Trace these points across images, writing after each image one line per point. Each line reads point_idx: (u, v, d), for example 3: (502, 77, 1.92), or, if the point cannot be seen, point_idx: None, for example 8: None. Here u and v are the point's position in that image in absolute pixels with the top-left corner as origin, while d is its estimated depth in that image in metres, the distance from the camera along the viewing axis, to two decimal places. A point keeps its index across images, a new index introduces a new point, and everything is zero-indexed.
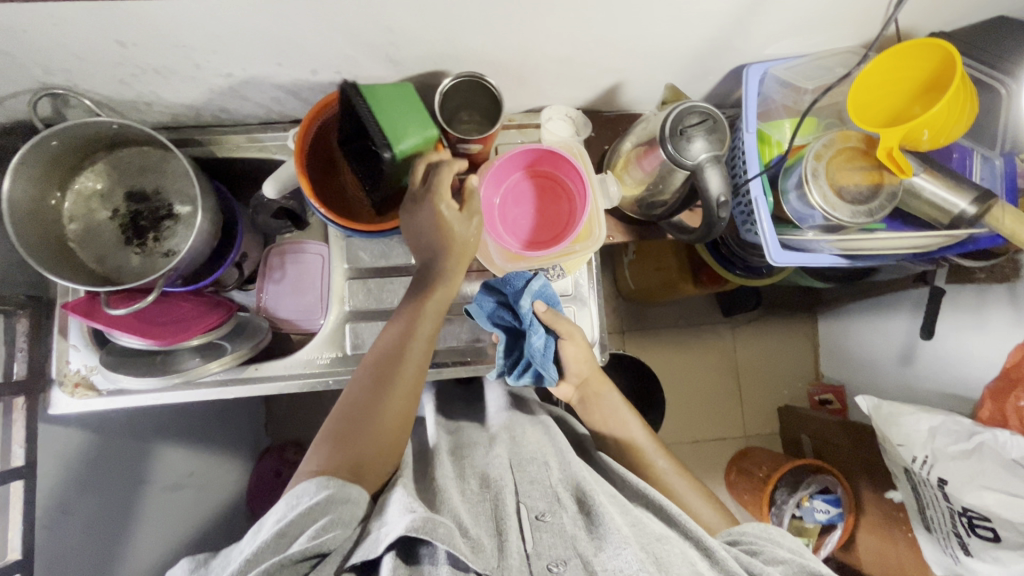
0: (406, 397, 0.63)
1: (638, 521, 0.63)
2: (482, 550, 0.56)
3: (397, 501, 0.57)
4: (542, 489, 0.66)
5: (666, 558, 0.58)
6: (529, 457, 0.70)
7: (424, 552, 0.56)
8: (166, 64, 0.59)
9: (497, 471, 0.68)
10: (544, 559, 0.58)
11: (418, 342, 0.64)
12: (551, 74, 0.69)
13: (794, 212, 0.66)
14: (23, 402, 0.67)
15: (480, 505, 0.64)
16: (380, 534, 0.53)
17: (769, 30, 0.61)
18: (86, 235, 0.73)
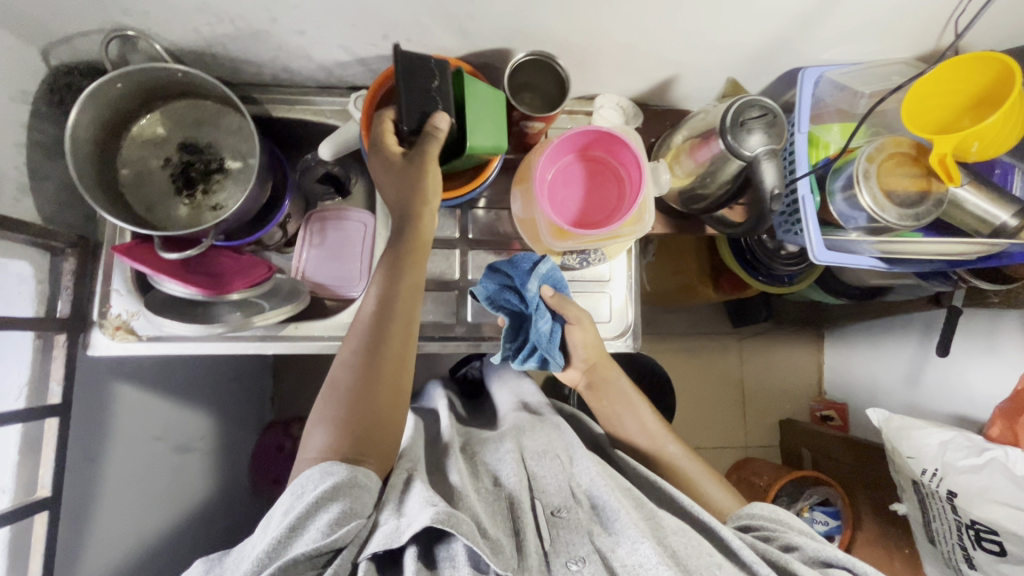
0: (397, 352, 0.62)
1: (653, 514, 0.64)
2: (503, 547, 0.56)
3: (418, 495, 0.56)
4: (558, 486, 0.67)
5: (682, 548, 0.59)
6: (542, 451, 0.71)
7: (446, 550, 0.55)
8: (245, 16, 0.60)
9: (512, 468, 0.68)
10: (563, 557, 0.59)
11: (407, 293, 0.63)
12: (612, 61, 0.71)
13: (839, 213, 0.68)
14: (64, 340, 0.68)
15: (498, 500, 0.65)
16: (402, 525, 0.53)
17: (833, 33, 0.63)
18: (137, 181, 0.73)
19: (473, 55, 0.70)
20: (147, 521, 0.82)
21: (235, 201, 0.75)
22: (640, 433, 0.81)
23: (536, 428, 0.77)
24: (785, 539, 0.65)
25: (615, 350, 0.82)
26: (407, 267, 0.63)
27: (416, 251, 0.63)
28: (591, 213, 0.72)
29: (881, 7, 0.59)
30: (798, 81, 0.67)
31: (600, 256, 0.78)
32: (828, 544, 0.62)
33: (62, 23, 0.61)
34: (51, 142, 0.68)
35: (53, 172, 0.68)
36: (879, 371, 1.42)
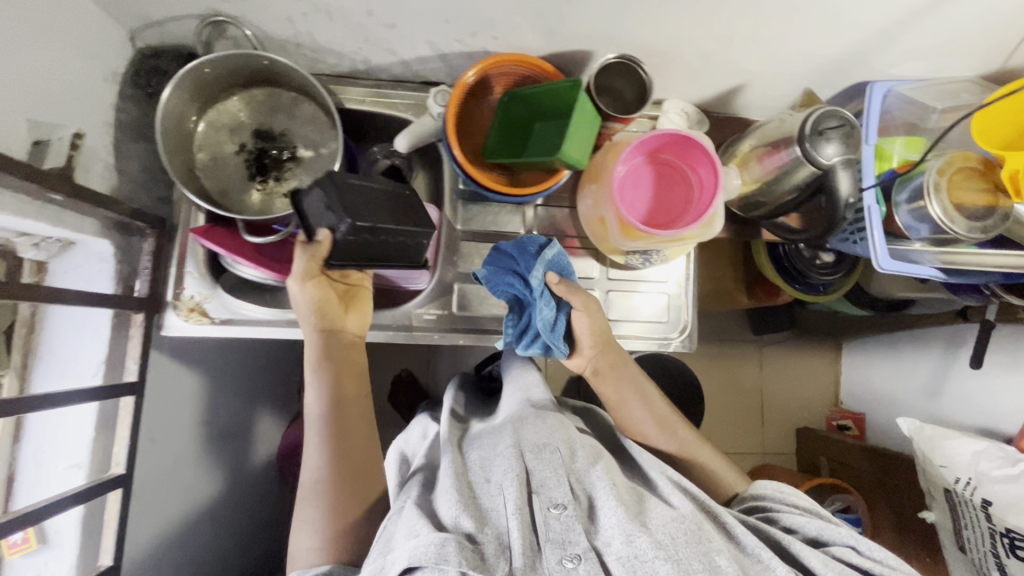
0: (360, 437, 0.69)
1: (649, 508, 0.58)
2: (489, 558, 0.51)
3: (402, 524, 0.55)
4: (556, 478, 0.60)
5: (678, 538, 0.54)
6: (541, 444, 0.64)
7: (427, 572, 0.50)
8: (340, 7, 0.62)
9: (503, 462, 0.62)
10: (560, 552, 0.53)
11: (352, 381, 0.71)
12: (686, 67, 0.73)
13: (905, 224, 0.70)
14: (140, 319, 0.69)
15: (486, 501, 0.58)
16: (386, 562, 0.51)
17: (908, 48, 0.65)
18: (212, 165, 0.74)
19: (552, 56, 0.71)
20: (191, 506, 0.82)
21: (306, 189, 0.76)
22: (650, 420, 0.77)
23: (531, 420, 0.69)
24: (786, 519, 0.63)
25: (672, 349, 0.83)
26: (344, 358, 0.71)
27: (347, 342, 0.72)
28: (658, 216, 0.74)
29: (959, 26, 0.61)
30: (867, 94, 0.69)
31: (661, 257, 0.78)
32: (830, 523, 0.60)
33: (159, 7, 0.61)
34: (132, 124, 0.69)
35: (134, 153, 0.69)
36: (895, 381, 1.43)
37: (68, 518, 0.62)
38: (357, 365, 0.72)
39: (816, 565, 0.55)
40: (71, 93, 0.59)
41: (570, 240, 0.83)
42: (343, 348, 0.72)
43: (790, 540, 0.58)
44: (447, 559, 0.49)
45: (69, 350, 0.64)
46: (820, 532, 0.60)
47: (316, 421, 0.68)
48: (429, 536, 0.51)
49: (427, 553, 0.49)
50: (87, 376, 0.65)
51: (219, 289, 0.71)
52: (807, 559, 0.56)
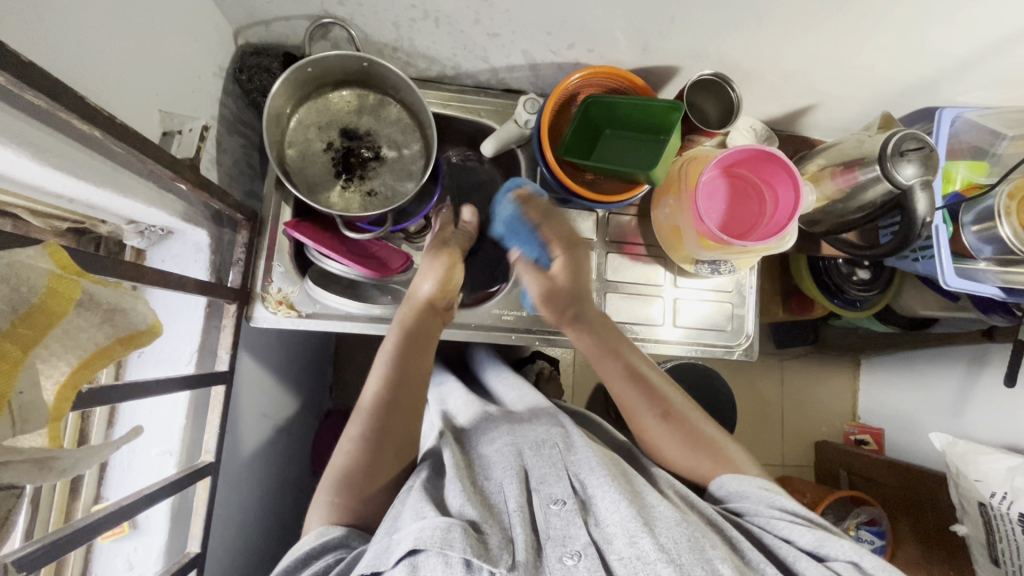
0: (404, 427, 0.67)
1: (651, 505, 0.57)
2: (494, 549, 0.52)
3: (410, 508, 0.57)
4: (557, 475, 0.61)
5: (680, 542, 0.52)
6: (541, 440, 0.66)
7: (430, 557, 0.51)
8: (452, 15, 0.64)
9: (505, 462, 0.63)
10: (560, 548, 0.54)
11: (408, 377, 0.68)
12: (763, 85, 0.76)
13: (970, 244, 0.73)
14: (234, 310, 0.69)
15: (491, 497, 0.60)
16: (392, 545, 0.53)
17: (980, 77, 0.69)
18: (301, 162, 0.75)
19: (639, 70, 0.74)
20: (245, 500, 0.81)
21: (390, 190, 0.77)
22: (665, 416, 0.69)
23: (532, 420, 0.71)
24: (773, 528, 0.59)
25: (736, 356, 0.86)
26: (415, 353, 0.69)
27: (422, 336, 0.70)
28: (733, 227, 0.76)
29: None
30: (935, 119, 0.73)
31: (731, 268, 0.81)
32: (828, 533, 0.56)
33: (274, 6, 0.64)
34: (230, 117, 0.71)
35: (230, 146, 0.71)
36: (918, 395, 1.45)
37: (158, 506, 0.63)
38: (425, 361, 0.70)
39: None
40: (189, 87, 0.61)
41: (639, 247, 0.85)
42: (417, 336, 0.70)
43: (788, 552, 0.55)
44: (452, 545, 0.50)
45: (164, 339, 0.64)
46: (817, 544, 0.55)
47: (361, 415, 0.66)
48: (436, 519, 0.53)
49: (433, 536, 0.50)
50: (181, 364, 0.65)
51: (306, 282, 0.74)
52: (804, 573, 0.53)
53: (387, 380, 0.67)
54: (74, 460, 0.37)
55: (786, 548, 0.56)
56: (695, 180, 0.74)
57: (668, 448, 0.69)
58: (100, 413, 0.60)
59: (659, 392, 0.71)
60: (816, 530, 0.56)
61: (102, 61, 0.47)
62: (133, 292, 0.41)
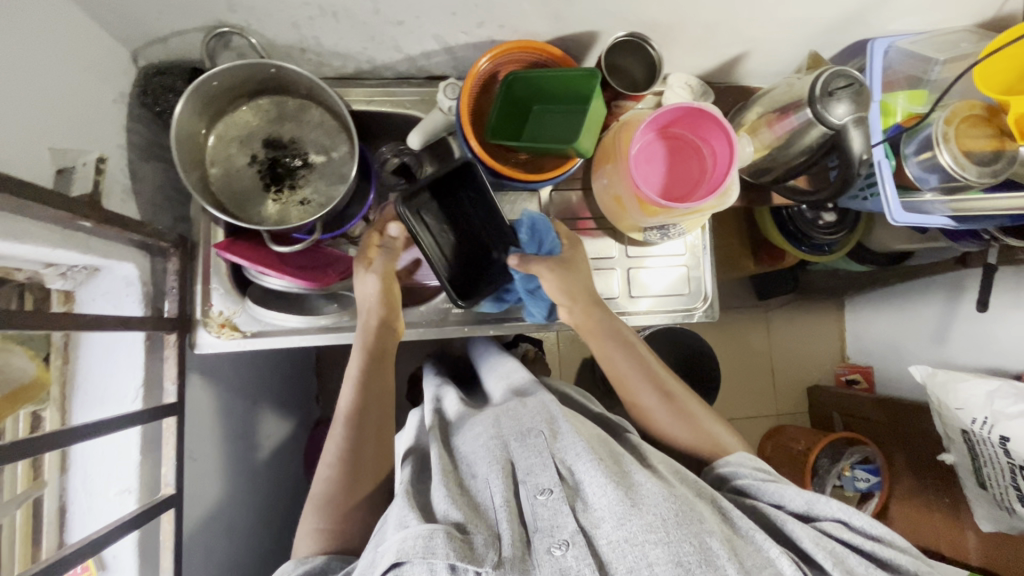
0: (381, 444, 0.67)
1: (638, 483, 0.57)
2: (479, 547, 0.52)
3: (394, 517, 0.56)
4: (543, 462, 0.60)
5: (668, 519, 0.52)
6: (527, 429, 0.64)
7: (415, 566, 0.51)
8: (349, 8, 0.61)
9: (487, 455, 0.62)
10: (547, 538, 0.53)
11: (378, 402, 0.69)
12: (689, 40, 0.73)
13: (914, 175, 0.72)
14: (174, 339, 0.68)
15: (475, 494, 0.59)
16: (378, 555, 0.52)
17: (907, 2, 0.67)
18: (226, 179, 0.73)
19: (559, 39, 0.71)
20: (219, 524, 0.81)
21: (323, 196, 0.75)
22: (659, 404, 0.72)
23: (512, 408, 0.70)
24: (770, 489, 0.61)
25: (697, 319, 0.85)
26: (376, 373, 0.69)
27: (383, 354, 0.71)
28: (674, 188, 0.75)
29: None
30: (868, 52, 0.71)
31: (679, 231, 0.78)
32: (817, 494, 0.57)
33: (163, 22, 0.61)
34: (144, 144, 0.69)
35: (148, 174, 0.69)
36: (902, 330, 1.45)
37: (124, 543, 0.62)
38: (388, 377, 0.71)
39: (802, 538, 0.54)
40: (84, 120, 0.59)
41: (586, 221, 0.84)
42: (373, 360, 0.70)
43: (781, 517, 0.56)
44: (434, 553, 0.49)
45: (107, 376, 0.64)
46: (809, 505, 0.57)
47: (339, 424, 0.67)
48: (419, 528, 0.52)
49: (415, 546, 0.50)
50: (128, 402, 0.64)
51: (246, 302, 0.72)
52: (794, 535, 0.55)
53: (358, 396, 0.68)
54: None
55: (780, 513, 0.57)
56: (627, 147, 0.72)
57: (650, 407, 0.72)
58: (51, 459, 0.60)
59: (659, 375, 0.72)
60: (807, 493, 0.58)
61: None
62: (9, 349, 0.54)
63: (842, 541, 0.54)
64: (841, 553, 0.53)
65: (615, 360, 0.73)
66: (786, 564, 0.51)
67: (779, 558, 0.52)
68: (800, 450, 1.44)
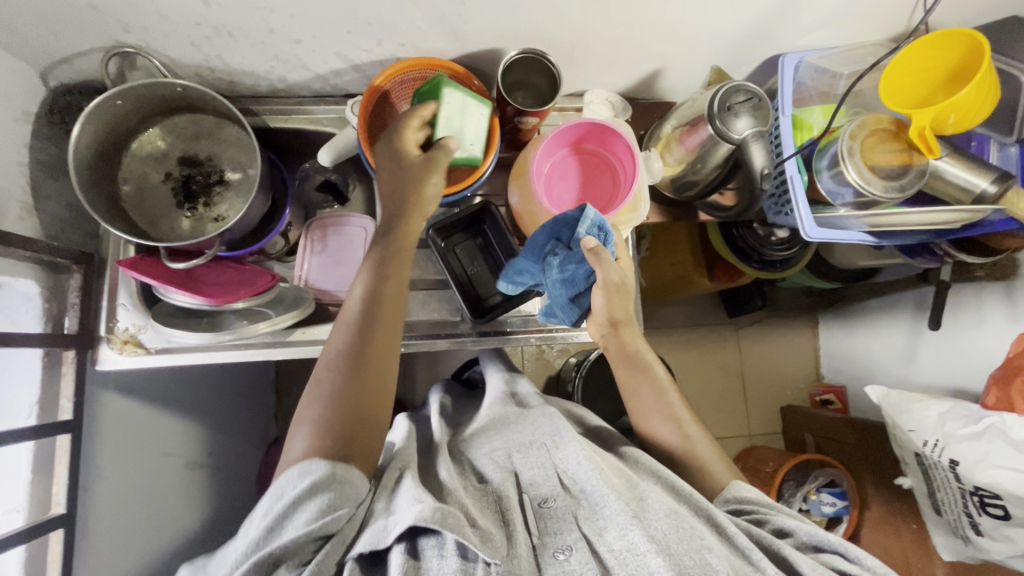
0: (378, 380, 0.60)
1: (644, 495, 0.56)
2: (493, 542, 0.52)
3: (406, 492, 0.55)
4: (545, 473, 0.61)
5: (669, 533, 0.51)
6: (529, 440, 0.65)
7: (431, 546, 0.52)
8: (242, 27, 0.62)
9: (496, 469, 0.63)
10: (550, 548, 0.54)
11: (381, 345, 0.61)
12: (599, 57, 0.73)
13: (828, 190, 0.70)
14: (72, 356, 0.68)
15: (486, 496, 0.60)
16: (388, 524, 0.52)
17: (809, 17, 0.66)
18: (138, 196, 0.74)
19: (466, 56, 0.72)
20: None
21: (236, 212, 0.76)
22: (659, 418, 0.73)
23: (522, 418, 0.70)
24: (778, 522, 0.60)
25: None
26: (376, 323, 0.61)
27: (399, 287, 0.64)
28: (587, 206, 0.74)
29: None
30: (779, 67, 0.70)
31: None
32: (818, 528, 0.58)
33: (61, 41, 0.62)
34: (52, 161, 0.69)
35: (55, 191, 0.69)
36: (872, 348, 1.41)
37: None
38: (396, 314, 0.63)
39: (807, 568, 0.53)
40: None
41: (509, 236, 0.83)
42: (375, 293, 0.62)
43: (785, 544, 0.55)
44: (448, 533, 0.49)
45: None
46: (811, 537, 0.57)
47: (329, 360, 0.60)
48: (435, 505, 0.51)
49: (426, 525, 0.49)
50: (18, 419, 0.62)
51: (152, 319, 0.72)
52: (799, 562, 0.53)
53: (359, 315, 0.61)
54: None
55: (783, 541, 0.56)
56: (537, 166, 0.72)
57: (653, 423, 0.73)
58: None
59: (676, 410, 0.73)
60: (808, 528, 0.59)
61: None
62: None
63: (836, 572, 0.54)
64: None
65: (629, 378, 0.74)
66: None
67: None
68: (766, 471, 1.40)
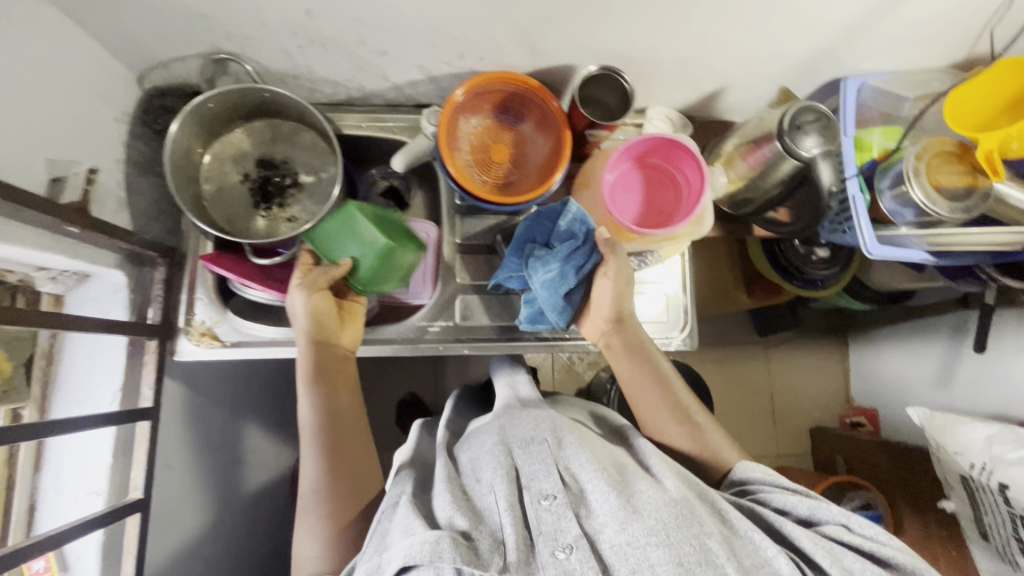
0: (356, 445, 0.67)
1: (638, 489, 0.56)
2: (484, 552, 0.51)
3: (399, 524, 0.55)
4: (546, 468, 0.58)
5: (669, 521, 0.52)
6: (529, 438, 0.63)
7: (423, 571, 0.50)
8: (335, 38, 0.65)
9: (493, 459, 0.60)
10: (551, 538, 0.52)
11: (342, 414, 0.68)
12: (665, 75, 0.76)
13: (890, 210, 0.72)
14: (154, 344, 0.70)
15: (479, 500, 0.57)
16: (382, 560, 0.52)
17: (875, 42, 0.69)
18: (218, 196, 0.77)
19: (539, 71, 0.75)
20: None
21: (308, 214, 0.78)
22: (670, 417, 0.72)
23: (524, 416, 0.69)
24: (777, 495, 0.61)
25: (675, 347, 0.85)
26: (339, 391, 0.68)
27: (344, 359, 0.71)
28: (651, 216, 0.76)
29: (918, 20, 0.65)
30: (842, 90, 0.73)
31: (657, 258, 0.80)
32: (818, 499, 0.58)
33: (164, 47, 0.66)
34: (142, 160, 0.73)
35: (144, 188, 0.73)
36: (906, 371, 1.41)
37: (89, 545, 0.63)
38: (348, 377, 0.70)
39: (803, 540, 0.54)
40: (86, 134, 0.63)
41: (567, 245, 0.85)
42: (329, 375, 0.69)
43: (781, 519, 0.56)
44: (441, 557, 0.49)
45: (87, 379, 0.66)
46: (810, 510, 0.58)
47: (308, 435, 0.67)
48: (425, 533, 0.52)
49: (422, 551, 0.50)
50: (104, 405, 0.66)
51: (229, 313, 0.74)
52: (796, 536, 0.54)
53: (318, 400, 0.67)
54: None
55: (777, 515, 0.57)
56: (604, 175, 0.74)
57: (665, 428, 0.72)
58: (26, 450, 0.61)
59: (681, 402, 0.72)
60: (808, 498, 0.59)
61: None
62: None
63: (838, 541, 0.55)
64: (838, 552, 0.53)
65: (635, 376, 0.73)
66: (783, 562, 0.51)
67: (777, 557, 0.52)
68: None
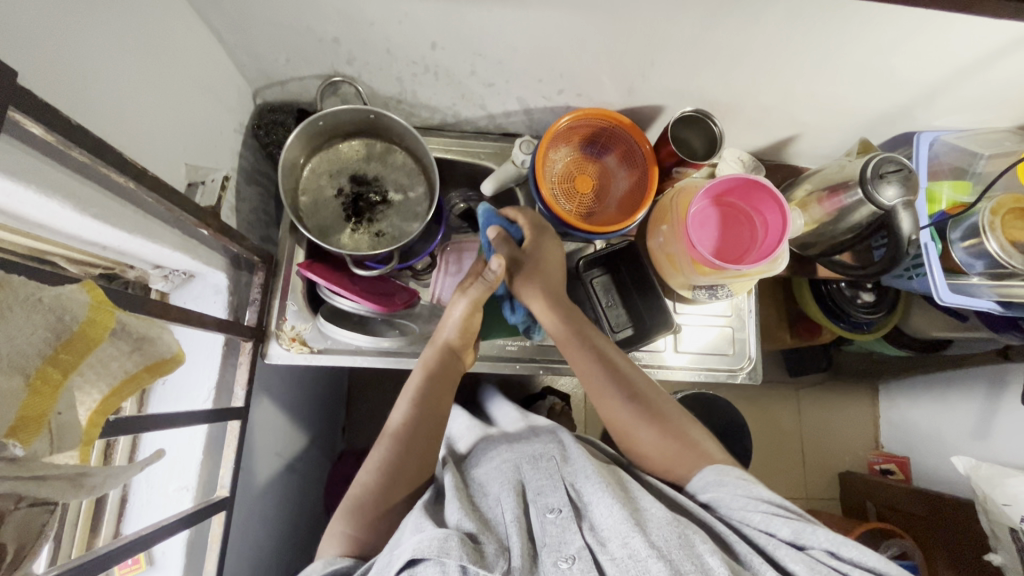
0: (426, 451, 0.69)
1: (642, 506, 0.57)
2: (489, 556, 0.52)
3: (410, 525, 0.57)
4: (553, 484, 0.61)
5: (670, 540, 0.51)
6: (539, 454, 0.66)
7: (429, 567, 0.50)
8: (450, 68, 0.70)
9: (502, 477, 0.64)
10: (557, 553, 0.54)
11: (432, 424, 0.70)
12: (746, 119, 0.81)
13: (961, 260, 0.75)
14: (250, 347, 0.73)
15: (487, 512, 0.60)
16: (392, 557, 0.53)
17: (951, 102, 0.73)
18: (313, 207, 0.80)
19: (628, 109, 0.79)
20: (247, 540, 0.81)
21: (397, 230, 0.82)
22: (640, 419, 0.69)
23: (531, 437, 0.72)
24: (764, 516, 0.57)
25: (740, 380, 0.87)
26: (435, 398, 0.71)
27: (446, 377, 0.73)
28: (725, 253, 0.79)
29: (997, 85, 0.69)
30: (914, 143, 0.76)
31: (728, 292, 0.81)
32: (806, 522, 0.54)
33: (289, 67, 0.71)
34: (248, 168, 0.77)
35: (247, 195, 0.77)
36: (939, 420, 1.41)
37: (174, 540, 0.65)
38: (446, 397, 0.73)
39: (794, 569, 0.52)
40: (212, 142, 0.67)
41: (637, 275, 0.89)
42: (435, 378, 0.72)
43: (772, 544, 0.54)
44: (449, 553, 0.49)
45: (186, 376, 0.68)
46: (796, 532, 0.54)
47: (386, 437, 0.68)
48: (434, 531, 0.52)
49: (430, 546, 0.50)
50: (198, 401, 0.68)
51: (317, 319, 0.78)
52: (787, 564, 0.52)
53: (411, 412, 0.69)
54: (104, 479, 0.39)
55: (765, 539, 0.55)
56: (685, 210, 0.76)
57: (635, 431, 0.69)
58: (123, 443, 0.63)
59: (646, 396, 0.70)
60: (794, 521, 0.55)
61: (132, 125, 0.52)
62: (160, 324, 0.46)
63: (833, 569, 0.51)
64: None
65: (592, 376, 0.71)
66: None
67: None
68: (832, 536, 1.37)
